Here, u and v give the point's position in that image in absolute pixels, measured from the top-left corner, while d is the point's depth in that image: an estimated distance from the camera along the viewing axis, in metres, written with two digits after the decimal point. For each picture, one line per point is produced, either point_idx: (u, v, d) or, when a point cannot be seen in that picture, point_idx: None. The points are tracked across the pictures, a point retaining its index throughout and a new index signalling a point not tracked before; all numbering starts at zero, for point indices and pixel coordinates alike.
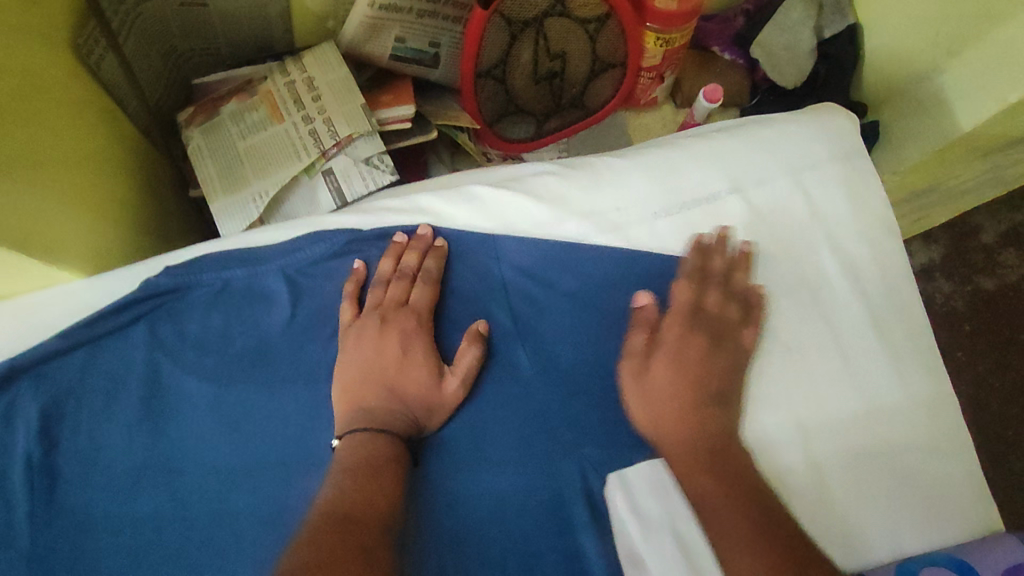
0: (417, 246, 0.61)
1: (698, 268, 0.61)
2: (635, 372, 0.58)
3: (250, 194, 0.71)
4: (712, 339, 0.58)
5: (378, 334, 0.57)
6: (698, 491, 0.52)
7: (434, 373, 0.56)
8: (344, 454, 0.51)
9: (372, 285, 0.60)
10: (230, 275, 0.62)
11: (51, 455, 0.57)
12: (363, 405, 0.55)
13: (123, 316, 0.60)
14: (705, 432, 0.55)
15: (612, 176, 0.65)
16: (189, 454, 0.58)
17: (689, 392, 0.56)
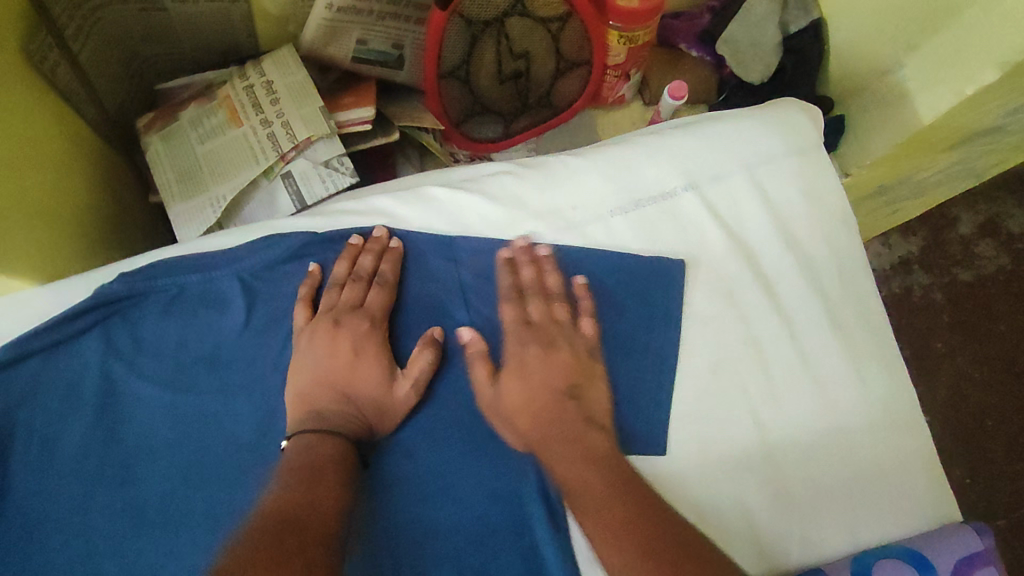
0: (374, 248, 0.61)
1: (515, 284, 0.60)
2: (489, 392, 0.57)
3: (207, 199, 0.71)
4: (546, 346, 0.57)
5: (331, 337, 0.57)
6: (573, 479, 0.51)
7: (387, 373, 0.57)
8: (291, 458, 0.52)
9: (327, 288, 0.60)
10: (185, 281, 0.61)
11: (3, 465, 0.56)
12: (315, 408, 0.55)
13: (76, 324, 0.59)
14: (562, 427, 0.54)
15: (568, 175, 0.64)
16: (145, 461, 0.57)
17: (544, 403, 0.55)
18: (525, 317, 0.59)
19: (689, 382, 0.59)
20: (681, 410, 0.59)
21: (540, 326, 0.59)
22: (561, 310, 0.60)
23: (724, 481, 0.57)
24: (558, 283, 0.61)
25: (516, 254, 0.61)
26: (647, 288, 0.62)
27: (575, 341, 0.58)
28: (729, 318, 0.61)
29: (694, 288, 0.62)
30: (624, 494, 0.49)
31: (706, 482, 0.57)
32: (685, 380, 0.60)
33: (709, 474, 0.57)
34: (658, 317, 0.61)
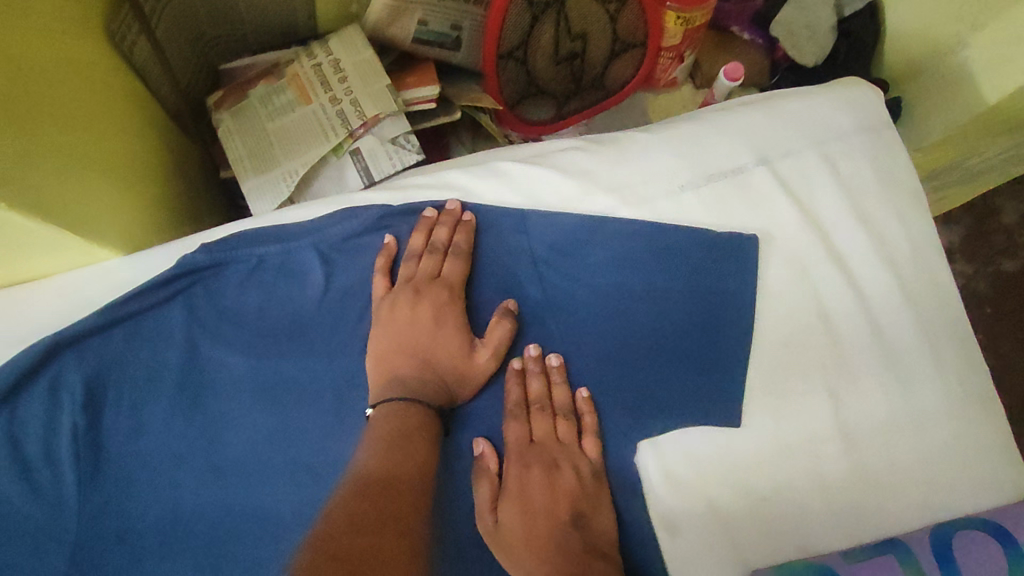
0: (447, 221, 0.62)
1: (522, 398, 0.58)
2: (489, 519, 0.54)
3: (281, 173, 0.71)
4: (549, 470, 0.55)
5: (412, 306, 0.59)
6: None
7: (467, 342, 0.59)
8: (374, 424, 0.55)
9: (404, 260, 0.62)
10: (264, 252, 0.63)
11: (96, 426, 0.60)
12: (398, 374, 0.58)
13: (161, 293, 0.62)
14: (565, 558, 0.51)
15: (637, 150, 0.65)
16: (229, 425, 0.60)
17: (545, 531, 0.53)
18: (530, 437, 0.57)
19: (766, 355, 0.60)
20: (759, 382, 0.59)
21: (544, 446, 0.57)
22: (565, 428, 0.57)
23: (799, 452, 0.58)
24: (561, 395, 0.58)
25: (526, 364, 0.59)
26: (721, 261, 0.62)
27: (580, 465, 0.56)
28: (804, 293, 0.61)
29: (768, 261, 0.62)
30: None
31: (783, 451, 0.58)
32: (762, 352, 0.60)
33: (783, 444, 0.58)
34: (732, 291, 0.61)
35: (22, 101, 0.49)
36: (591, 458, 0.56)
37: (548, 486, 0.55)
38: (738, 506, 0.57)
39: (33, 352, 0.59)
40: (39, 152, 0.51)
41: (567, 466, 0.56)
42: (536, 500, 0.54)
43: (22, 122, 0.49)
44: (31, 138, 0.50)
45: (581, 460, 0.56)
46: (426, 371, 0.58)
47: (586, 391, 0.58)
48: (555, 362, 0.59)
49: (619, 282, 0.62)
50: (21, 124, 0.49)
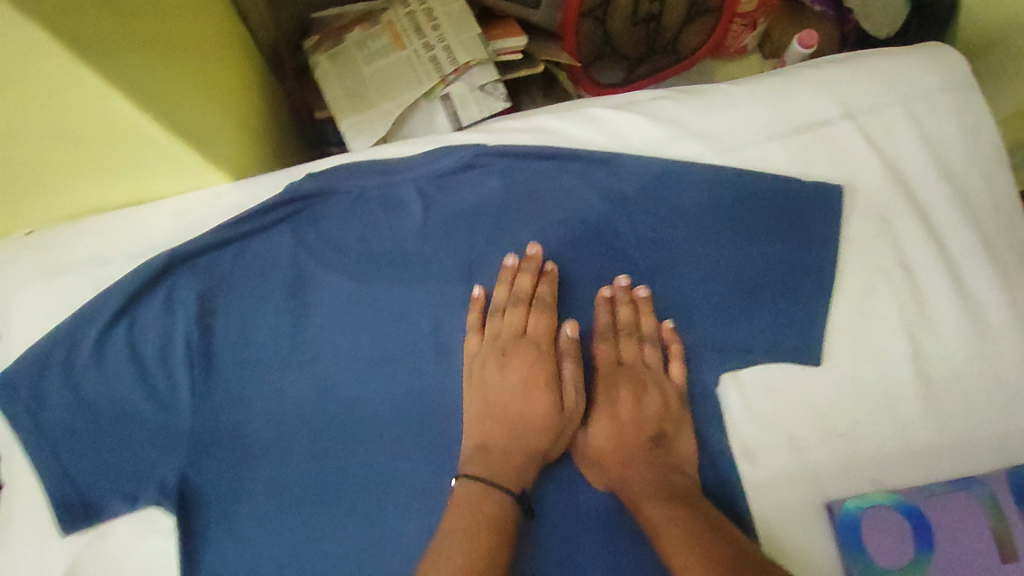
0: (530, 269, 0.63)
1: (611, 323, 0.62)
2: (578, 432, 0.60)
3: (376, 114, 0.74)
4: (636, 388, 0.59)
5: (500, 368, 0.60)
6: (645, 514, 0.54)
7: (557, 399, 0.59)
8: (460, 496, 0.54)
9: (492, 314, 0.63)
10: (366, 184, 0.66)
11: (207, 337, 0.64)
12: (492, 440, 0.58)
13: (270, 217, 0.65)
14: (649, 468, 0.56)
15: (727, 100, 0.67)
16: (331, 343, 0.64)
17: (631, 446, 0.58)
18: (618, 358, 0.62)
19: (846, 299, 0.62)
20: (838, 324, 0.62)
21: (633, 367, 0.61)
22: (652, 353, 0.61)
23: (875, 392, 0.60)
24: (648, 322, 0.62)
25: (615, 293, 0.63)
26: (807, 208, 0.64)
27: (666, 387, 0.60)
28: (886, 242, 0.63)
29: (852, 210, 0.64)
30: (740, 562, 0.49)
31: (860, 390, 0.60)
32: (843, 296, 0.62)
33: (861, 384, 0.60)
34: (816, 237, 0.63)
35: (150, 19, 0.53)
36: (677, 381, 0.60)
37: (634, 404, 0.59)
38: (814, 438, 0.59)
39: (151, 265, 0.64)
40: (165, 69, 0.55)
41: (653, 388, 0.59)
42: (625, 417, 0.59)
43: (151, 41, 0.53)
44: (155, 50, 0.54)
45: (666, 383, 0.60)
46: (516, 432, 0.58)
47: (672, 322, 0.62)
48: (642, 294, 0.62)
49: (705, 223, 0.64)
50: (151, 41, 0.53)
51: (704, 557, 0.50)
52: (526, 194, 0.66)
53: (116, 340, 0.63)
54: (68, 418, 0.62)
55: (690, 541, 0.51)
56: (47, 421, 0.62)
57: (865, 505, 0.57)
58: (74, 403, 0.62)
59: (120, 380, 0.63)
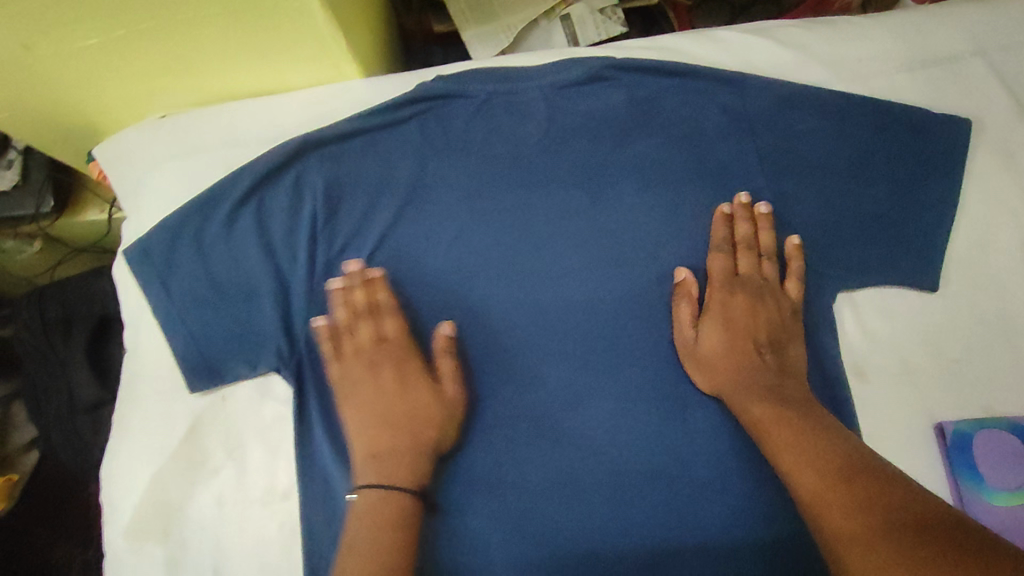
0: (361, 280, 0.62)
1: (730, 237, 0.63)
2: (689, 334, 0.62)
3: (499, 26, 0.77)
4: (751, 296, 0.61)
5: (370, 378, 0.60)
6: (753, 416, 0.56)
7: (433, 393, 0.60)
8: (363, 515, 0.54)
9: (340, 331, 0.61)
10: (493, 89, 0.68)
11: (331, 223, 0.66)
12: (382, 448, 0.58)
13: (401, 113, 0.68)
14: (761, 371, 0.58)
15: (855, 30, 0.68)
16: (448, 237, 0.66)
17: (744, 348, 0.60)
18: (734, 269, 0.63)
19: (965, 231, 0.64)
20: (956, 253, 0.63)
21: (747, 279, 0.63)
22: (770, 269, 0.63)
23: (990, 321, 0.62)
24: (768, 239, 0.63)
25: (735, 209, 0.63)
26: (935, 139, 0.64)
27: (782, 302, 0.61)
28: (1007, 178, 0.64)
29: (975, 146, 0.65)
30: (848, 460, 0.49)
31: (974, 319, 0.62)
32: (961, 228, 0.64)
33: (975, 314, 0.62)
34: (941, 166, 0.64)
35: None
36: (794, 298, 0.61)
37: (750, 311, 0.61)
38: (929, 359, 0.61)
39: (285, 149, 0.66)
40: None
41: (770, 298, 0.61)
42: (739, 322, 0.61)
43: None
44: None
45: (784, 298, 0.61)
46: (405, 432, 0.59)
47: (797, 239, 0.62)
48: (764, 209, 0.63)
49: (827, 147, 0.64)
50: None
51: (812, 451, 0.51)
52: (649, 109, 0.67)
53: (245, 218, 0.66)
54: (196, 287, 0.65)
55: (800, 437, 0.52)
56: (177, 288, 0.65)
57: (976, 427, 0.59)
58: (202, 274, 0.65)
59: (246, 255, 0.65)
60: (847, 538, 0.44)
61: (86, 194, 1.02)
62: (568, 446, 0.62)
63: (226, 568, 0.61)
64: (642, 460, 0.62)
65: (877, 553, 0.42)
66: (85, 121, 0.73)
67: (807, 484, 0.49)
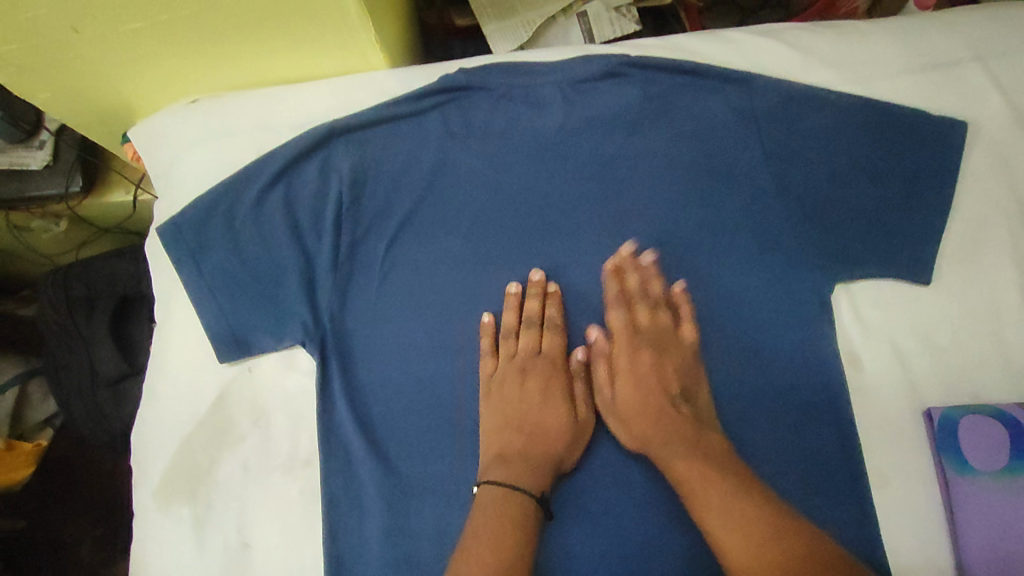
0: (538, 292, 0.67)
1: (623, 291, 0.67)
2: (607, 393, 0.66)
3: (519, 21, 0.82)
4: (655, 351, 0.65)
5: (519, 384, 0.65)
6: (678, 476, 0.58)
7: (570, 413, 0.65)
8: (488, 505, 0.58)
9: (506, 336, 0.67)
10: (511, 82, 0.71)
11: (355, 206, 0.69)
12: (511, 450, 0.63)
13: (423, 103, 0.71)
14: (672, 422, 0.61)
15: (859, 34, 0.72)
16: (466, 223, 0.69)
17: (656, 401, 0.63)
18: (634, 325, 0.67)
19: (960, 229, 0.67)
20: (950, 249, 0.66)
21: (649, 331, 0.66)
22: (665, 317, 0.66)
23: (981, 314, 0.65)
24: (659, 289, 0.67)
25: (621, 260, 0.67)
26: (933, 140, 0.67)
27: (681, 347, 0.65)
28: (1001, 179, 0.67)
29: (972, 147, 0.68)
30: (772, 524, 0.52)
31: (965, 312, 0.65)
32: (957, 226, 0.67)
33: (966, 307, 0.65)
34: (939, 165, 0.67)
35: None
36: (687, 342, 0.65)
37: (656, 364, 0.65)
38: (919, 349, 0.65)
39: (314, 134, 0.69)
40: None
41: (672, 348, 0.65)
42: (644, 377, 0.64)
43: None
44: None
45: (680, 342, 0.65)
46: (535, 441, 0.63)
47: (682, 283, 0.67)
48: (649, 259, 0.67)
49: (830, 144, 0.67)
50: None
51: (737, 512, 0.54)
52: (661, 105, 0.70)
53: (273, 199, 0.69)
54: (225, 262, 0.68)
55: (724, 500, 0.55)
56: (207, 265, 0.68)
57: (964, 412, 0.62)
58: (231, 250, 0.68)
59: (274, 235, 0.68)
60: None
61: (112, 176, 1.05)
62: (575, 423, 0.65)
63: (250, 527, 0.65)
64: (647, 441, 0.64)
65: None
66: (120, 100, 0.77)
67: (736, 546, 0.53)
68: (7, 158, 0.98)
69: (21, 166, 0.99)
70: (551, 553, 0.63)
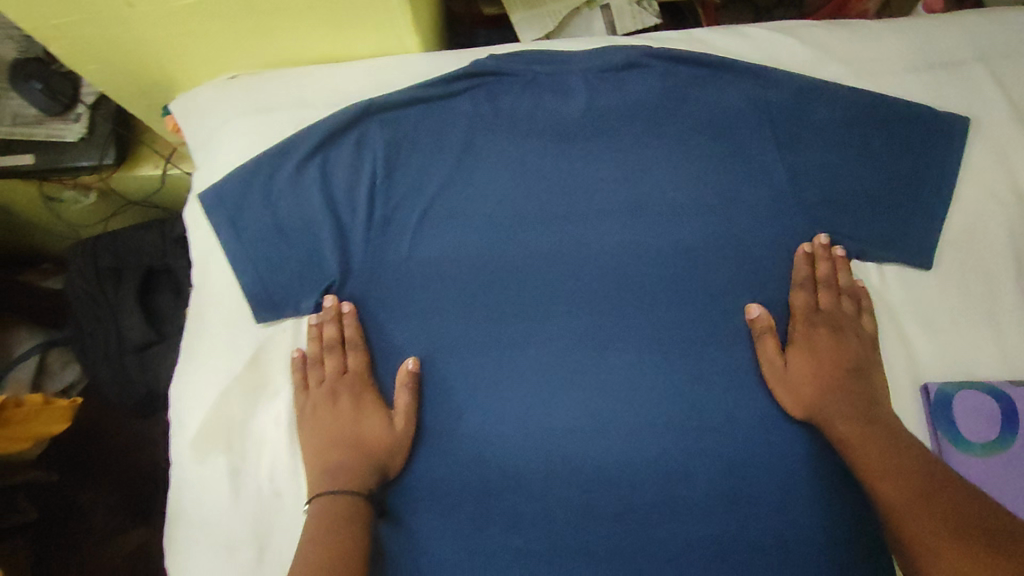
0: (331, 317, 0.69)
1: (810, 274, 0.69)
2: (778, 362, 0.67)
3: (546, 12, 0.86)
4: (834, 330, 0.68)
5: (330, 406, 0.68)
6: (841, 433, 0.63)
7: (386, 420, 0.67)
8: (310, 522, 0.62)
9: (309, 363, 0.70)
10: (538, 70, 0.75)
11: (388, 181, 0.73)
12: (336, 465, 0.65)
13: (455, 86, 0.75)
14: (850, 395, 0.65)
15: (870, 33, 0.75)
16: (492, 200, 0.73)
17: (832, 374, 0.66)
18: (816, 304, 0.69)
19: (961, 218, 0.71)
20: (950, 237, 0.70)
21: (828, 313, 0.69)
22: (847, 303, 0.69)
23: (977, 299, 0.69)
24: (845, 278, 0.69)
25: (815, 249, 0.69)
26: (937, 134, 0.71)
27: (859, 331, 0.68)
28: (1001, 173, 0.71)
29: (973, 141, 0.72)
30: (929, 480, 0.57)
31: (963, 296, 0.69)
32: (958, 215, 0.71)
33: (963, 291, 0.69)
34: (941, 157, 0.71)
35: None
36: (868, 330, 0.68)
37: (833, 342, 0.67)
38: (918, 331, 0.69)
39: (351, 112, 0.73)
40: None
41: (849, 331, 0.68)
42: (823, 352, 0.67)
43: None
44: None
45: (863, 330, 0.68)
46: (362, 453, 0.66)
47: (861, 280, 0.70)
48: (842, 252, 0.69)
49: (838, 136, 0.72)
50: None
51: (898, 468, 0.58)
52: (680, 94, 0.74)
53: (310, 171, 0.73)
54: (263, 230, 0.72)
55: (889, 457, 0.59)
56: (246, 231, 0.72)
57: (960, 387, 0.66)
58: (270, 218, 0.72)
59: (310, 205, 0.72)
60: (926, 539, 0.53)
61: (144, 150, 1.09)
62: (590, 389, 0.68)
63: (281, 477, 0.69)
64: (659, 410, 0.67)
65: (947, 558, 0.51)
66: (165, 75, 0.81)
67: (893, 498, 0.57)
68: (44, 131, 1.02)
69: (58, 139, 1.02)
70: (558, 514, 0.66)
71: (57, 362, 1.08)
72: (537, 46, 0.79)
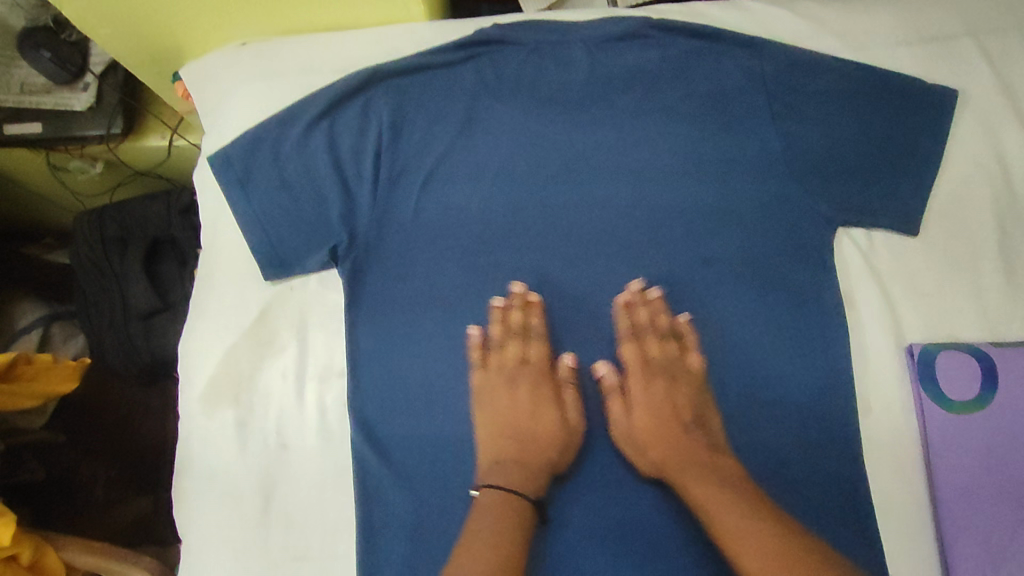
0: (518, 305, 0.71)
1: (631, 325, 0.70)
2: (621, 420, 0.68)
3: None
4: (666, 380, 0.69)
5: (507, 395, 0.70)
6: (694, 495, 0.63)
7: (559, 414, 0.69)
8: (484, 507, 0.64)
9: (493, 350, 0.71)
10: (540, 39, 0.77)
11: (393, 144, 0.75)
12: (505, 455, 0.67)
13: (459, 54, 0.77)
14: (688, 448, 0.65)
15: (863, 7, 0.78)
16: (495, 165, 0.75)
17: (670, 427, 0.67)
18: (644, 355, 0.70)
19: (948, 187, 0.73)
20: (938, 205, 0.73)
21: (659, 363, 0.70)
22: (672, 348, 0.70)
23: (963, 265, 0.71)
24: (666, 319, 0.70)
25: (633, 296, 0.71)
26: (928, 105, 0.73)
27: (686, 374, 0.69)
28: (988, 143, 0.74)
29: (962, 112, 0.74)
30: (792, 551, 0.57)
31: (950, 262, 0.72)
32: (946, 184, 0.73)
33: (950, 258, 0.72)
34: (932, 126, 0.73)
35: None
36: (695, 369, 0.69)
37: (669, 393, 0.69)
38: (905, 295, 0.71)
39: (359, 78, 0.75)
40: None
41: (681, 376, 0.69)
42: (662, 404, 0.68)
43: None
44: None
45: (690, 370, 0.70)
46: (525, 447, 0.68)
47: (687, 317, 0.71)
48: (655, 293, 0.71)
49: (833, 105, 0.73)
50: None
51: (758, 536, 0.58)
52: (679, 64, 0.76)
53: (318, 134, 0.75)
54: (271, 191, 0.74)
55: (742, 523, 0.59)
56: (254, 191, 0.74)
57: (940, 348, 0.70)
58: (278, 179, 0.74)
59: (317, 166, 0.74)
60: None
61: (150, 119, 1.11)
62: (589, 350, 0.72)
63: (287, 429, 0.72)
64: (656, 368, 0.70)
65: None
66: (175, 41, 0.83)
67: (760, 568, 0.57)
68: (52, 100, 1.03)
69: (65, 108, 1.03)
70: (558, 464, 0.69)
71: (59, 334, 1.10)
72: (540, 16, 0.81)
